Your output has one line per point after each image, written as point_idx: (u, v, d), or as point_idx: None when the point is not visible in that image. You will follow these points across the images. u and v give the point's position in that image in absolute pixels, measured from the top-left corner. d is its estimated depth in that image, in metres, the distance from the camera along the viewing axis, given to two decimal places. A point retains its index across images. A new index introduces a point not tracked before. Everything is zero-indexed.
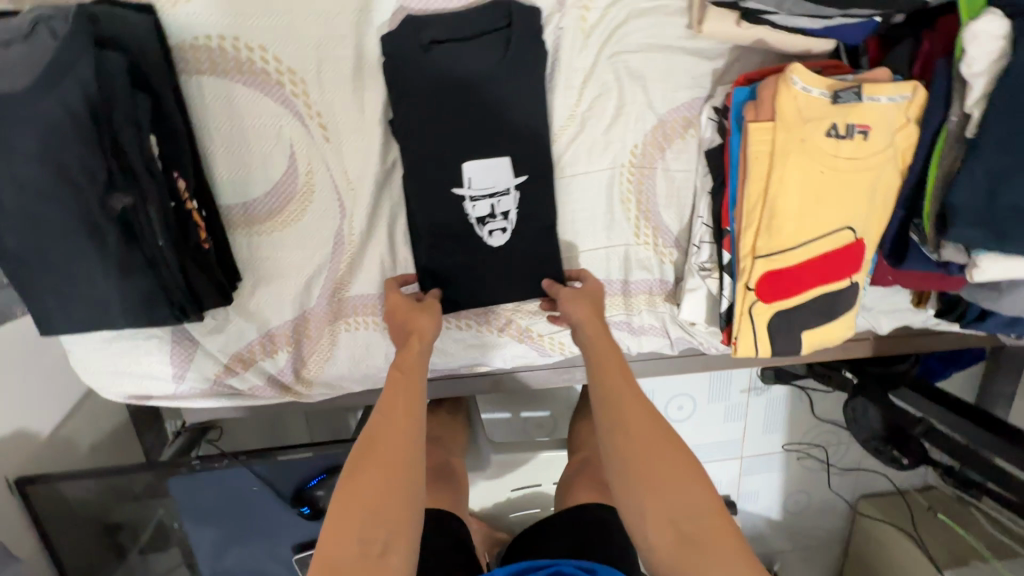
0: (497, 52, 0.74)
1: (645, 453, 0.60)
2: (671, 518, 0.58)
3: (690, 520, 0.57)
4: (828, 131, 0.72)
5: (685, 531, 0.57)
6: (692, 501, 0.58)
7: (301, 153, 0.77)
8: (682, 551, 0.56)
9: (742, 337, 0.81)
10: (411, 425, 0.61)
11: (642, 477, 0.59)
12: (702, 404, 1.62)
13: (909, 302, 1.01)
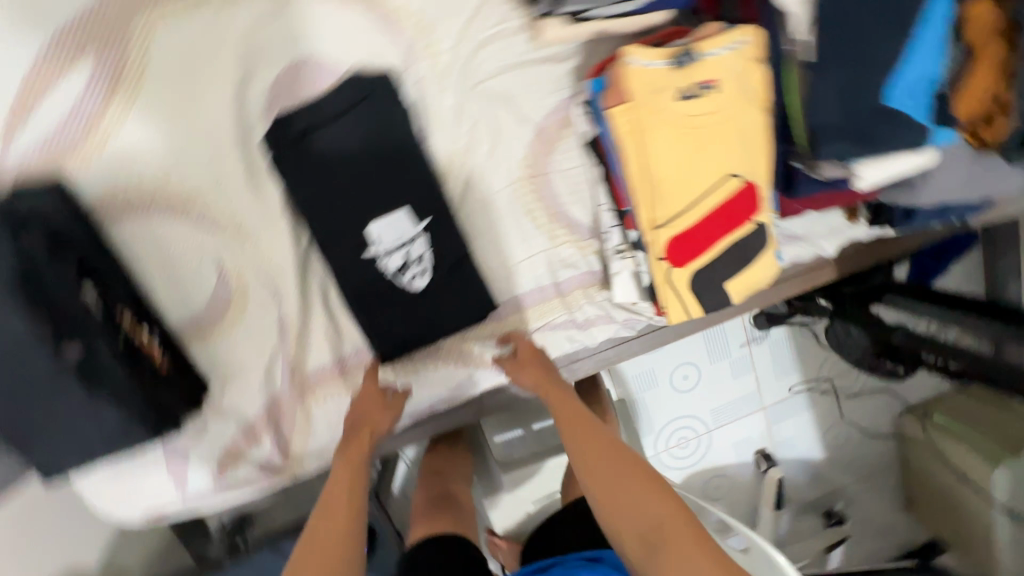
0: (366, 119, 0.81)
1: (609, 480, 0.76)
2: (641, 530, 0.72)
3: (652, 525, 0.71)
4: (680, 95, 0.75)
5: (650, 540, 0.71)
6: (652, 510, 0.72)
7: (226, 259, 0.85)
8: (652, 555, 0.70)
9: (670, 303, 0.84)
10: (346, 513, 0.76)
11: (610, 500, 0.75)
12: (706, 368, 1.62)
13: (843, 218, 1.02)
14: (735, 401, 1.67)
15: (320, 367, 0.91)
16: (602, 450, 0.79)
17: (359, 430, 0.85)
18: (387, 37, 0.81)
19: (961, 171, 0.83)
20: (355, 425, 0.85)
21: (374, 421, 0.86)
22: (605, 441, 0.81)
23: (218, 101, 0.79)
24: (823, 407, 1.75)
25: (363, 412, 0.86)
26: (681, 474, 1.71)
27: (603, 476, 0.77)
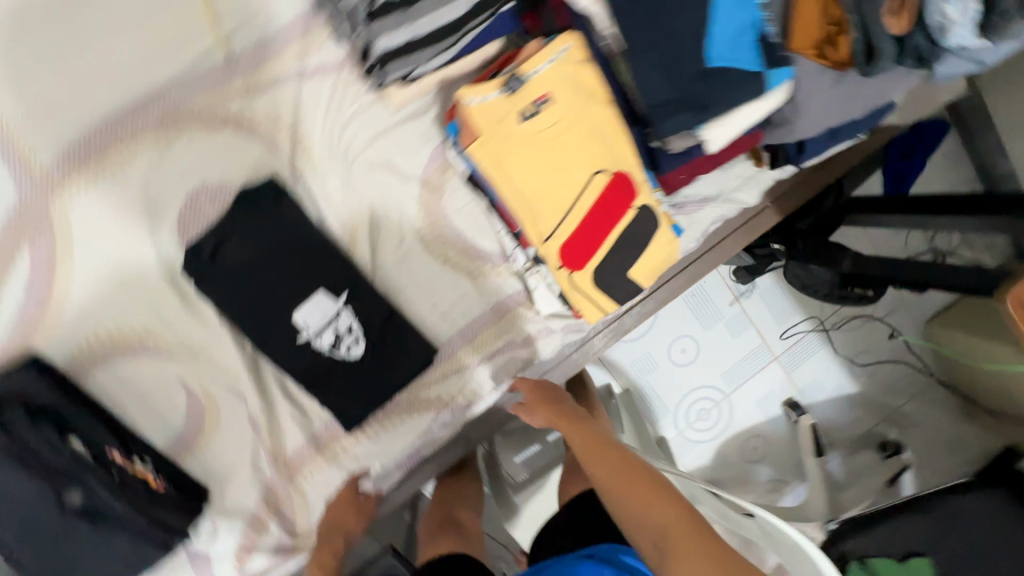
0: (263, 223, 0.89)
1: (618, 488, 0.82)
2: (655, 536, 0.75)
3: (659, 527, 0.75)
4: (521, 117, 0.79)
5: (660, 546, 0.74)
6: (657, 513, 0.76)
7: (189, 378, 0.95)
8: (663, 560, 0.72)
9: (583, 305, 0.88)
10: None
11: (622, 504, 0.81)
12: (702, 336, 1.61)
13: (752, 165, 1.00)
14: (743, 360, 1.64)
15: (299, 449, 0.99)
16: (608, 461, 0.86)
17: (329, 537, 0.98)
18: (262, 146, 0.90)
19: (829, 93, 0.80)
20: (330, 533, 0.98)
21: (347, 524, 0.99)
22: (612, 453, 0.88)
23: (138, 248, 0.89)
24: (838, 339, 1.69)
25: (335, 521, 0.99)
26: (712, 445, 1.69)
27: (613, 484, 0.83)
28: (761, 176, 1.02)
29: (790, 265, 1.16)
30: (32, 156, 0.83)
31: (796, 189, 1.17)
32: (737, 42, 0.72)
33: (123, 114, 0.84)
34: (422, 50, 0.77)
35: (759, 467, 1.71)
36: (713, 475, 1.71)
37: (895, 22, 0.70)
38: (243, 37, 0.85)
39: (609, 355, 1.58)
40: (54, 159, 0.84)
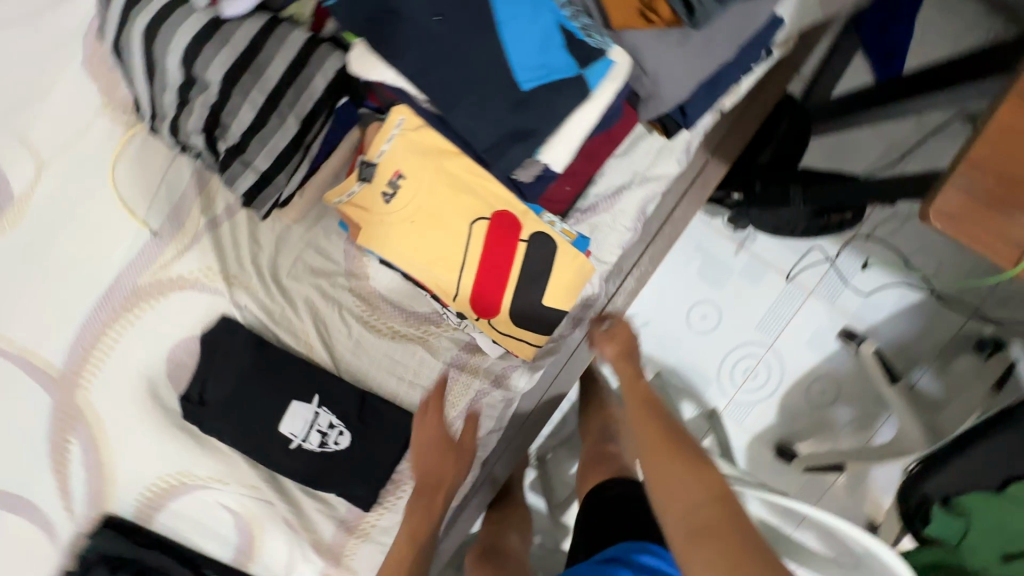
0: (231, 358, 1.00)
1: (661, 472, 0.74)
2: (687, 512, 0.66)
3: (694, 514, 0.66)
4: (385, 199, 0.82)
5: (693, 527, 0.65)
6: (697, 499, 0.67)
7: (226, 500, 1.08)
8: (693, 541, 0.64)
9: (514, 345, 0.88)
10: None
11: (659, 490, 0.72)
12: (717, 295, 1.50)
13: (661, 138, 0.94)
14: (775, 304, 1.50)
15: (334, 537, 1.08)
16: (658, 441, 0.78)
17: (419, 493, 0.98)
18: (207, 294, 1.01)
19: (674, 55, 0.73)
20: (423, 484, 0.99)
21: (438, 476, 0.99)
22: (664, 434, 0.80)
23: (149, 410, 1.05)
24: (884, 247, 1.47)
25: (423, 475, 1.00)
26: (773, 400, 1.57)
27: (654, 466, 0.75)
28: (671, 142, 0.95)
29: (755, 211, 1.04)
30: (48, 365, 1.02)
31: (732, 130, 1.05)
32: (543, 47, 0.69)
33: (96, 310, 1.00)
34: (276, 179, 0.81)
35: (834, 407, 1.57)
36: (785, 428, 1.59)
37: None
38: (156, 212, 0.97)
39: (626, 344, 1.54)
40: (62, 362, 1.02)
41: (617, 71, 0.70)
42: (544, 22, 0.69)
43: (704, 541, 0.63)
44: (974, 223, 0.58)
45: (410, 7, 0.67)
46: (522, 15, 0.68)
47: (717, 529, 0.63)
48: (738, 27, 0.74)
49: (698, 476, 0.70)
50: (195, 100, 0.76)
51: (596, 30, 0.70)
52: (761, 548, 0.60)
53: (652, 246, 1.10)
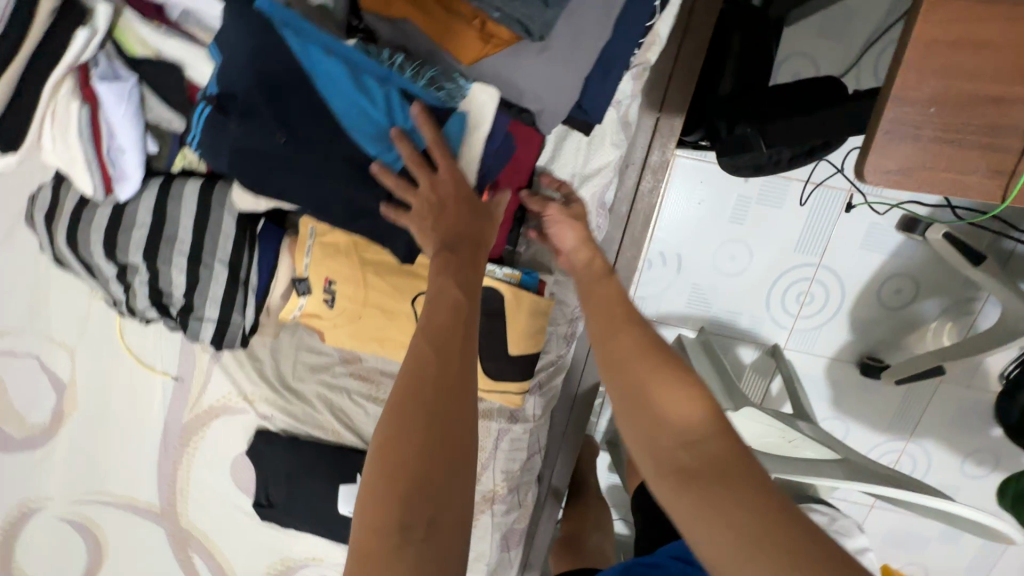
0: (276, 463, 1.09)
1: (642, 394, 0.56)
2: (682, 442, 0.53)
3: (695, 457, 0.51)
4: (327, 306, 0.82)
5: (689, 465, 0.51)
6: (701, 438, 0.52)
7: (326, 572, 1.21)
8: (688, 484, 0.50)
9: (501, 397, 0.86)
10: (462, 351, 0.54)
11: (641, 422, 0.56)
12: (740, 231, 1.35)
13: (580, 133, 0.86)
14: (811, 219, 1.31)
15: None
16: (644, 361, 0.58)
17: (464, 220, 0.61)
18: (238, 414, 1.10)
19: (538, 69, 0.65)
20: (467, 224, 0.61)
21: (466, 233, 0.61)
22: (652, 347, 0.59)
23: (236, 518, 1.19)
24: None
25: (450, 215, 0.61)
26: (841, 317, 1.40)
27: (635, 396, 0.56)
28: (599, 130, 0.86)
29: (723, 160, 0.90)
30: (149, 504, 1.19)
31: (673, 76, 0.90)
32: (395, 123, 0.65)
33: (163, 452, 1.15)
34: (232, 319, 0.85)
35: (918, 303, 1.37)
36: (867, 341, 1.42)
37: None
38: (169, 361, 1.07)
39: (656, 312, 1.46)
40: (159, 499, 1.18)
41: (477, 111, 0.65)
42: (387, 99, 0.65)
43: (701, 482, 0.49)
44: (925, 170, 0.48)
45: (254, 141, 0.62)
46: (362, 102, 0.64)
47: (729, 477, 0.49)
48: (600, 7, 0.63)
49: (703, 406, 0.54)
50: (135, 281, 0.82)
51: (445, 77, 0.66)
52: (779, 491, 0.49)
53: (629, 229, 1.01)
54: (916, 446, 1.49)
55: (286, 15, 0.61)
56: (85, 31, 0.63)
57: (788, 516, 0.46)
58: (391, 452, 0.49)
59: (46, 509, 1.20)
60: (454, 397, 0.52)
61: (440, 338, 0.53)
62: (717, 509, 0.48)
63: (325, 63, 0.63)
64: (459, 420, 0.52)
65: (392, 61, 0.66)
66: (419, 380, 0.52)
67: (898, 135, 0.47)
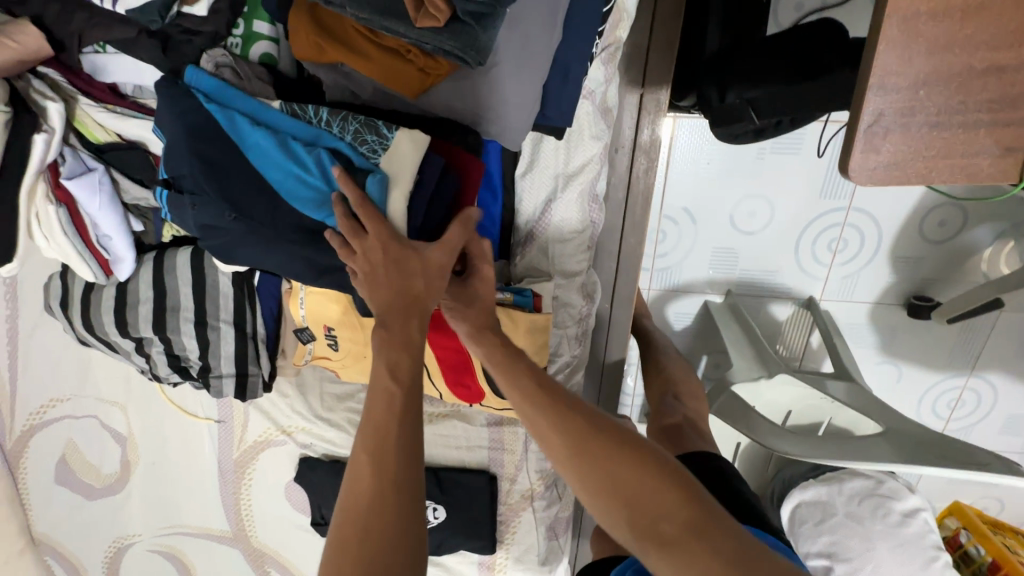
0: (323, 486, 1.14)
1: (605, 475, 0.60)
2: (653, 513, 0.56)
3: (671, 522, 0.55)
4: (332, 349, 0.84)
5: (663, 534, 0.55)
6: (664, 501, 0.57)
7: None
8: (667, 552, 0.54)
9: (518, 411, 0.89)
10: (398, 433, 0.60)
11: (613, 502, 0.59)
12: (755, 187, 1.25)
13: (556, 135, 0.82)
14: (832, 165, 1.20)
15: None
16: (599, 442, 0.62)
17: (397, 287, 0.64)
18: (281, 444, 1.16)
19: (484, 94, 0.62)
20: (398, 288, 0.64)
21: (405, 301, 0.65)
22: (588, 429, 0.64)
23: (299, 535, 1.26)
24: None
25: (383, 284, 0.64)
26: (880, 261, 1.30)
27: (599, 479, 0.60)
28: (575, 126, 0.82)
29: (717, 129, 0.83)
30: (221, 530, 1.29)
31: (652, 46, 0.81)
32: (332, 187, 0.64)
33: (223, 485, 1.23)
34: (250, 370, 0.88)
35: (968, 231, 1.25)
36: (912, 280, 1.31)
37: (433, 19, 0.52)
38: (209, 406, 1.14)
39: (678, 281, 1.37)
40: (229, 526, 1.28)
41: (399, 163, 0.64)
42: (318, 162, 0.64)
43: (679, 547, 0.53)
44: (916, 158, 0.42)
45: (209, 218, 0.63)
46: (291, 166, 0.63)
47: (697, 531, 0.53)
48: (541, 17, 0.60)
49: (654, 470, 0.59)
50: (153, 351, 0.86)
51: (367, 128, 0.64)
52: (742, 532, 0.54)
53: (629, 214, 0.94)
54: (978, 380, 1.40)
55: (213, 88, 0.64)
56: (42, 134, 0.65)
57: (746, 556, 0.51)
58: (351, 546, 0.55)
59: (136, 543, 1.32)
60: (391, 476, 0.58)
61: (381, 438, 0.60)
62: (699, 564, 0.51)
63: (251, 132, 0.63)
64: (404, 487, 0.58)
65: (318, 117, 0.65)
66: (362, 491, 0.58)
67: (884, 126, 0.41)
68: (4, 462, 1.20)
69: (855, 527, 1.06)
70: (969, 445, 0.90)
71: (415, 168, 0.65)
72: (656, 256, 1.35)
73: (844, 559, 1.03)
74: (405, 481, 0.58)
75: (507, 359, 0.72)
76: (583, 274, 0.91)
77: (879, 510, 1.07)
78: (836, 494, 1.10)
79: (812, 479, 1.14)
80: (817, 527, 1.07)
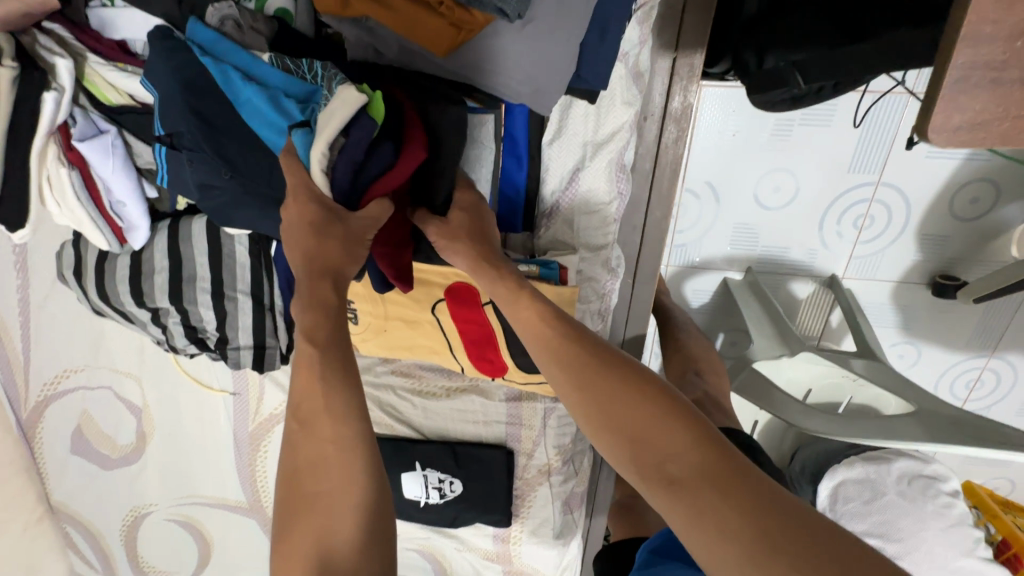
0: None
1: (613, 415, 0.56)
2: (659, 457, 0.52)
3: (682, 466, 0.50)
4: (353, 322, 0.84)
5: (673, 478, 0.50)
6: (674, 444, 0.52)
7: (406, 546, 1.28)
8: (674, 498, 0.49)
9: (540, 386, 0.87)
10: (322, 390, 0.56)
11: (623, 446, 0.55)
12: (777, 159, 1.21)
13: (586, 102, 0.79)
14: (865, 135, 1.16)
15: (497, 548, 1.21)
16: (612, 382, 0.58)
17: (313, 246, 0.60)
18: None
19: (519, 52, 0.58)
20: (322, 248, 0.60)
21: (321, 261, 0.60)
22: (600, 366, 0.60)
23: None
24: None
25: (298, 242, 0.60)
26: (906, 239, 1.27)
27: (607, 421, 0.56)
28: (607, 91, 0.79)
29: (754, 97, 0.80)
30: (238, 500, 1.30)
31: (687, 8, 0.77)
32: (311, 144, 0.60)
33: (237, 457, 1.23)
34: (268, 343, 0.86)
35: (1000, 209, 1.21)
36: (938, 259, 1.28)
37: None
38: (224, 378, 1.14)
39: (696, 258, 1.34)
40: (245, 496, 1.28)
41: (326, 117, 0.58)
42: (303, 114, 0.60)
43: (686, 492, 0.49)
44: (1002, 119, 0.38)
45: (225, 176, 0.62)
46: (278, 120, 0.60)
47: (708, 477, 0.49)
48: None
49: (669, 411, 0.55)
50: (169, 322, 0.84)
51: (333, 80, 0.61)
52: (765, 483, 0.49)
53: (655, 187, 0.91)
54: (999, 361, 1.38)
55: (210, 43, 0.61)
56: (51, 93, 0.62)
57: (761, 505, 0.46)
58: (297, 511, 0.54)
59: (153, 513, 1.33)
60: (323, 436, 0.55)
61: (308, 415, 0.56)
62: (707, 513, 0.47)
63: (242, 88, 0.60)
64: (334, 446, 0.55)
65: (312, 72, 0.63)
66: (298, 454, 0.55)
67: (972, 84, 0.38)
68: (20, 430, 1.21)
69: (907, 507, 1.06)
70: (1006, 428, 0.89)
71: (344, 122, 0.57)
72: (675, 233, 1.32)
73: (896, 539, 1.03)
74: (342, 457, 0.54)
75: (513, 298, 0.68)
76: (608, 249, 0.88)
77: (928, 491, 1.07)
78: (886, 474, 1.10)
79: (857, 457, 1.13)
80: (866, 507, 1.06)
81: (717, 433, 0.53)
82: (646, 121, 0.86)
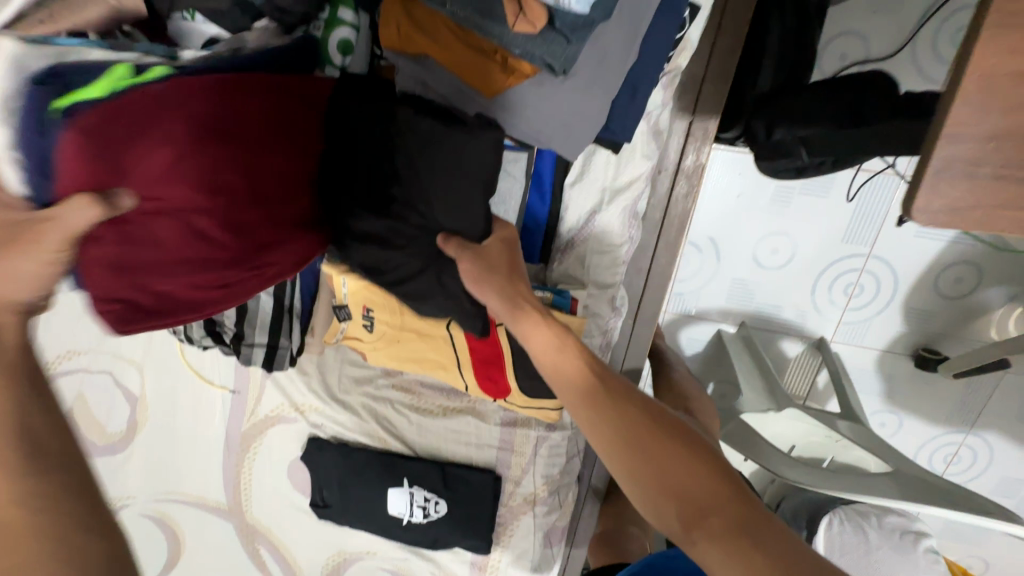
0: (335, 463, 1.15)
1: (651, 465, 0.60)
2: (699, 507, 0.56)
3: (720, 517, 0.55)
4: (367, 331, 0.88)
5: (713, 529, 0.54)
6: (711, 495, 0.57)
7: (380, 566, 1.26)
8: (716, 549, 0.53)
9: (538, 411, 0.91)
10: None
11: (662, 496, 0.59)
12: (777, 223, 1.28)
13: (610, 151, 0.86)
14: (859, 210, 1.24)
15: None
16: (646, 433, 0.62)
17: None
18: (293, 421, 1.17)
19: (559, 104, 0.65)
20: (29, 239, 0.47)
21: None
22: (642, 428, 0.63)
23: (291, 514, 1.25)
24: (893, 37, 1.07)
25: None
26: (893, 310, 1.33)
27: (645, 471, 0.60)
28: (629, 143, 0.86)
29: (761, 163, 0.86)
30: (217, 501, 1.28)
31: (706, 78, 0.85)
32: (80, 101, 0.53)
33: (223, 456, 1.23)
34: (280, 343, 0.91)
35: (981, 292, 1.28)
36: (922, 332, 1.35)
37: (526, 23, 0.56)
38: (225, 375, 1.16)
39: (693, 307, 1.40)
40: (226, 498, 1.27)
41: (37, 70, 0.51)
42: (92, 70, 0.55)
43: (729, 542, 0.53)
44: (978, 205, 0.45)
45: None
46: None
47: (744, 527, 0.53)
48: (622, 39, 0.64)
49: (701, 463, 0.59)
50: None
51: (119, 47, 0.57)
52: (793, 533, 0.53)
53: (663, 235, 0.97)
54: (976, 438, 1.42)
55: None
56: None
57: (795, 554, 0.51)
58: None
59: (128, 507, 1.30)
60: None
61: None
62: (747, 564, 0.51)
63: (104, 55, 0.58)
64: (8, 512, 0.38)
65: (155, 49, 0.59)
66: None
67: (953, 173, 0.44)
68: None
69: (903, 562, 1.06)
70: (978, 497, 0.92)
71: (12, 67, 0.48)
72: (675, 282, 1.38)
73: None
74: (24, 531, 0.37)
75: (560, 340, 0.72)
76: (615, 287, 0.93)
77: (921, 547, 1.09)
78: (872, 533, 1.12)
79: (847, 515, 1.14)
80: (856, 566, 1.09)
81: (745, 484, 0.58)
82: (660, 175, 0.93)
